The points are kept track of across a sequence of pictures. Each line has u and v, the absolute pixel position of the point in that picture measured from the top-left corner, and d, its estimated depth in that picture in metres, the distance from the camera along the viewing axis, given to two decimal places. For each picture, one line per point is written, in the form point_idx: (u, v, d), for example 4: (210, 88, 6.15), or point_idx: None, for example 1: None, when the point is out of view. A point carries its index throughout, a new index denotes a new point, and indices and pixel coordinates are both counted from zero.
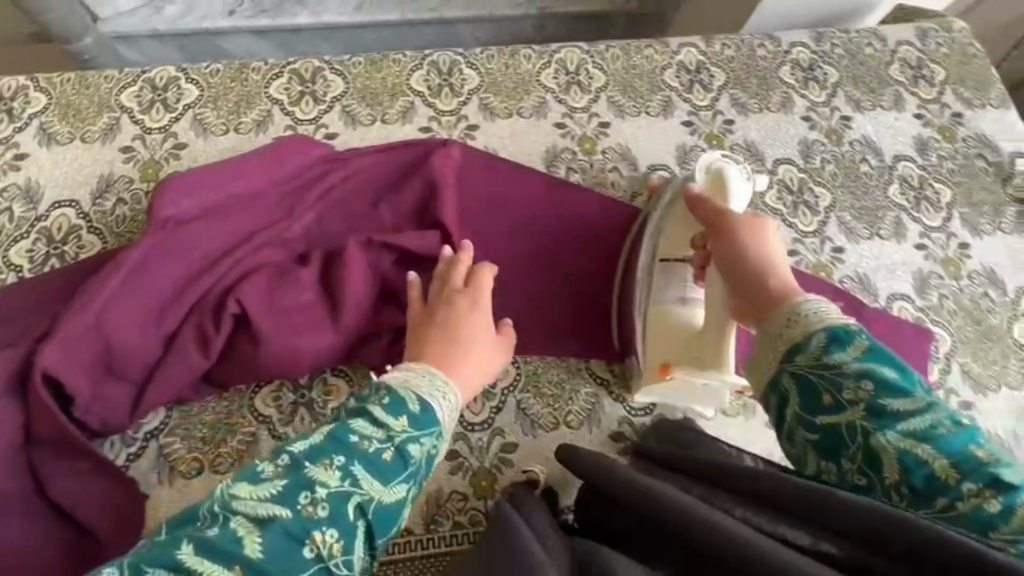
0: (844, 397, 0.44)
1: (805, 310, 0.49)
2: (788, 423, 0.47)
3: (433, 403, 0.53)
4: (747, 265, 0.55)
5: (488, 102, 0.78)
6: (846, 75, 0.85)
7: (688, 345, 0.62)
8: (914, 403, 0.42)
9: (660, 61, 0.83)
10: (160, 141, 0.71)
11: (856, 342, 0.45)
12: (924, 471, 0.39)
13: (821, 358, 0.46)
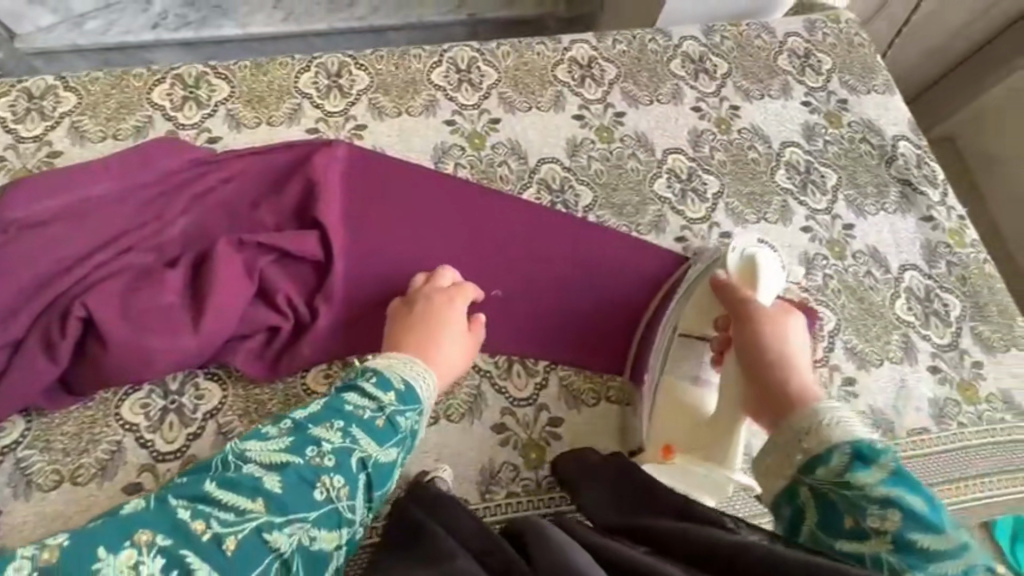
0: (867, 523, 0.45)
1: (826, 419, 0.49)
2: (805, 536, 0.48)
3: (417, 381, 0.58)
4: (767, 364, 0.56)
5: (378, 102, 0.78)
6: (734, 66, 0.88)
7: (693, 431, 0.63)
8: (944, 541, 0.43)
9: (552, 57, 0.84)
10: (33, 149, 0.70)
11: (882, 461, 0.46)
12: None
13: (843, 476, 0.47)
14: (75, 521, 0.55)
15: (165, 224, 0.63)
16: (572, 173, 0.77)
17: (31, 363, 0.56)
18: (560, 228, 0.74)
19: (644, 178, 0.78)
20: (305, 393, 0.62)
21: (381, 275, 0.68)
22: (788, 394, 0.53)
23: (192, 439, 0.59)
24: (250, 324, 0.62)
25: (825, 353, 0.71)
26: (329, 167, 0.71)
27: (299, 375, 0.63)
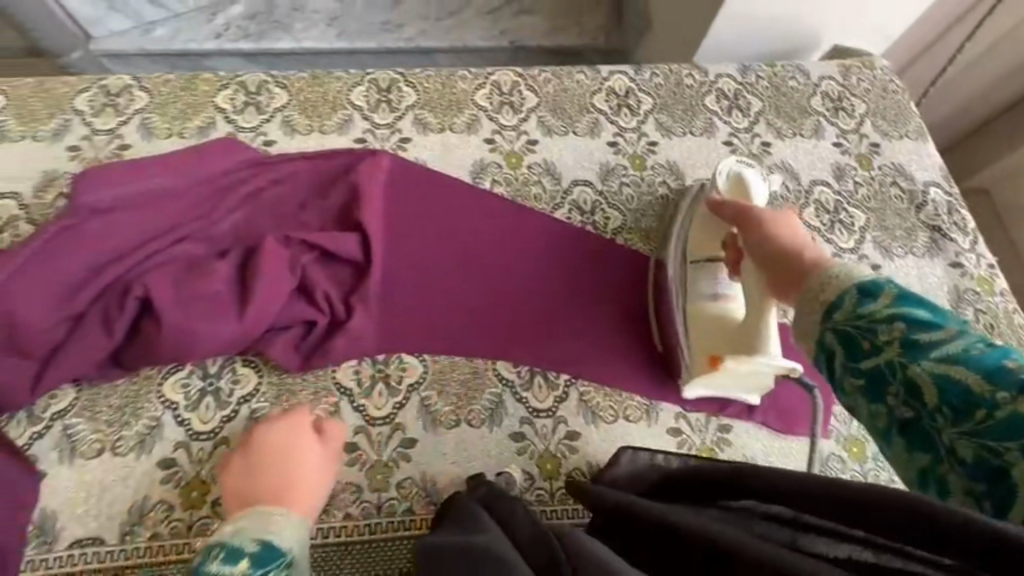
0: (880, 339, 0.38)
1: (834, 272, 0.44)
2: (829, 372, 0.41)
3: (273, 539, 0.46)
4: (775, 249, 0.54)
5: (423, 118, 0.82)
6: (768, 105, 0.90)
7: (727, 335, 0.67)
8: (944, 333, 0.36)
9: (591, 86, 0.88)
10: (106, 141, 0.75)
11: (885, 290, 0.40)
12: (960, 388, 0.34)
13: (854, 311, 0.40)
14: (112, 488, 0.58)
15: (219, 219, 0.67)
16: (603, 197, 0.80)
17: (90, 337, 0.60)
18: (587, 250, 0.76)
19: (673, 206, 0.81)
20: (335, 387, 0.65)
21: (415, 281, 0.71)
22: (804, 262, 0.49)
23: (225, 422, 0.62)
24: (289, 319, 0.65)
25: None
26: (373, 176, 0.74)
27: (330, 370, 0.65)
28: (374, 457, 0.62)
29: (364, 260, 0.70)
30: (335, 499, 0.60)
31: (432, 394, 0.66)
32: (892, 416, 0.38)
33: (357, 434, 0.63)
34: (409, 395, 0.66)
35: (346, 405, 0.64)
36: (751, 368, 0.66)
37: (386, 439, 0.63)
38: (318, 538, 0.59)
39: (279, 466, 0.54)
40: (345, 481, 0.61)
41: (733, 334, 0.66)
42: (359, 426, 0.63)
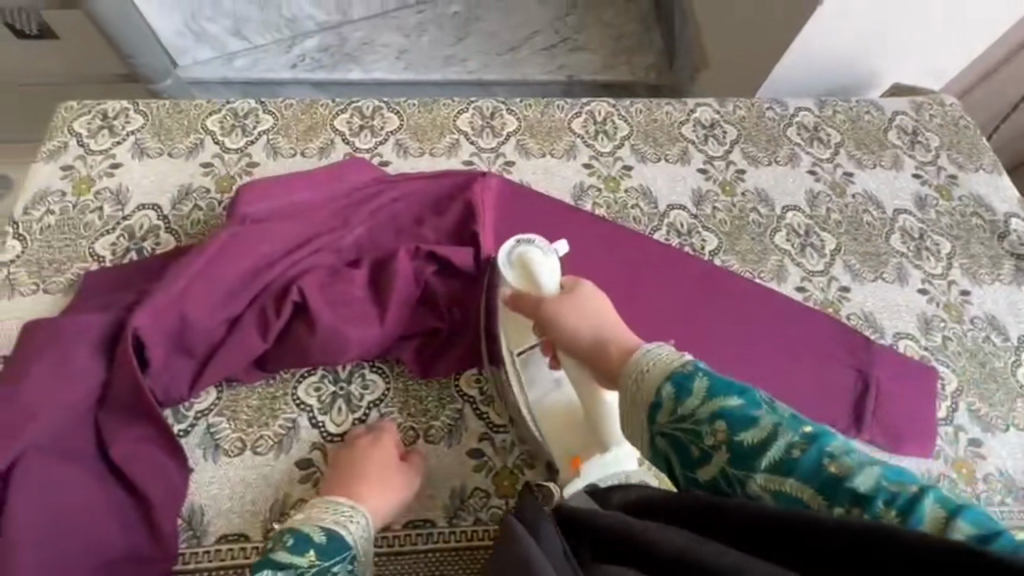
0: (708, 443, 0.44)
1: (646, 361, 0.49)
2: (676, 475, 0.46)
3: (337, 533, 0.54)
4: (593, 342, 0.56)
5: (524, 143, 0.87)
6: (848, 138, 0.94)
7: (577, 429, 0.63)
8: (760, 432, 0.42)
9: (678, 117, 0.93)
10: (236, 160, 0.81)
11: (696, 385, 0.46)
12: (797, 501, 0.40)
13: (675, 410, 0.46)
14: (254, 487, 0.60)
15: (353, 231, 0.72)
16: (698, 220, 0.84)
17: (243, 339, 0.63)
18: (689, 266, 0.78)
19: (765, 230, 0.84)
20: (459, 394, 0.67)
21: None
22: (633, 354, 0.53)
23: (358, 424, 0.64)
24: (417, 327, 0.68)
25: (947, 412, 0.73)
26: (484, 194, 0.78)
27: (453, 377, 0.68)
28: (500, 462, 0.64)
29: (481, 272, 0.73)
30: (466, 502, 0.62)
31: None
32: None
33: (482, 441, 0.65)
34: (529, 405, 0.68)
35: (470, 411, 0.67)
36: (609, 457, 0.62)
37: (510, 446, 0.65)
38: (451, 541, 0.61)
39: (353, 480, 0.59)
40: (473, 486, 0.63)
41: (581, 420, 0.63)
42: (483, 433, 0.66)
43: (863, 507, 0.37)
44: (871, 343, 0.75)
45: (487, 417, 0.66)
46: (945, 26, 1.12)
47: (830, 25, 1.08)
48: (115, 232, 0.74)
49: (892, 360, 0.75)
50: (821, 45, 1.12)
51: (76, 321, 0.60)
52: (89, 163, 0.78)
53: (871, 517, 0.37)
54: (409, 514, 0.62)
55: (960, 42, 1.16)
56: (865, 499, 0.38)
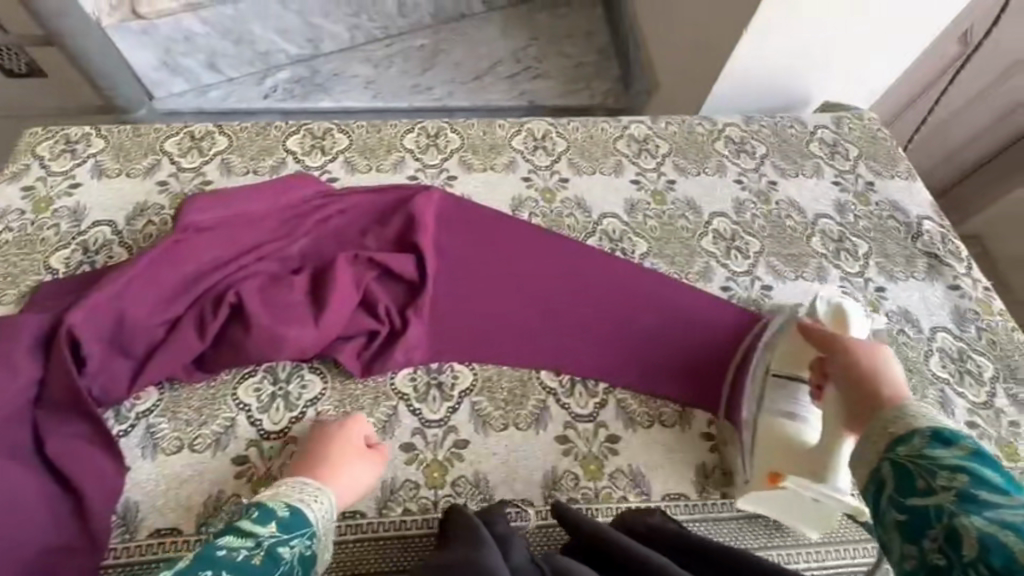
0: (937, 482, 0.41)
1: (911, 411, 0.48)
2: (880, 504, 0.44)
3: (303, 508, 0.56)
4: (862, 382, 0.54)
5: (467, 159, 0.93)
6: (772, 150, 1.01)
7: (794, 453, 0.65)
8: (1012, 500, 0.38)
9: (613, 133, 0.99)
10: (191, 178, 0.86)
11: (964, 442, 0.43)
12: (1004, 553, 0.35)
13: (922, 451, 0.44)
14: (190, 482, 0.62)
15: (296, 241, 0.76)
16: (629, 227, 0.89)
17: (181, 340, 0.66)
18: (619, 270, 0.84)
19: (693, 235, 0.89)
20: (393, 391, 0.70)
21: (464, 301, 0.79)
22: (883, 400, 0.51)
23: (294, 422, 0.67)
24: (354, 327, 0.71)
25: None
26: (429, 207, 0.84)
27: (389, 376, 0.71)
28: (431, 455, 0.67)
29: (421, 277, 0.77)
30: (395, 494, 0.64)
31: (482, 398, 0.71)
32: (925, 562, 0.39)
33: (414, 435, 0.68)
34: (462, 401, 0.71)
35: (404, 407, 0.70)
36: (812, 497, 0.64)
37: (441, 439, 0.68)
38: (380, 530, 0.63)
39: (315, 462, 0.61)
40: (404, 478, 0.65)
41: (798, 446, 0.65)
42: (416, 428, 0.68)
43: None
44: None
45: (420, 412, 0.69)
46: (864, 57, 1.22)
47: (756, 52, 1.17)
48: (70, 246, 0.78)
49: None
50: (750, 70, 1.22)
51: (18, 326, 0.64)
52: (51, 183, 0.83)
53: None
54: None
55: (878, 71, 1.26)
56: None
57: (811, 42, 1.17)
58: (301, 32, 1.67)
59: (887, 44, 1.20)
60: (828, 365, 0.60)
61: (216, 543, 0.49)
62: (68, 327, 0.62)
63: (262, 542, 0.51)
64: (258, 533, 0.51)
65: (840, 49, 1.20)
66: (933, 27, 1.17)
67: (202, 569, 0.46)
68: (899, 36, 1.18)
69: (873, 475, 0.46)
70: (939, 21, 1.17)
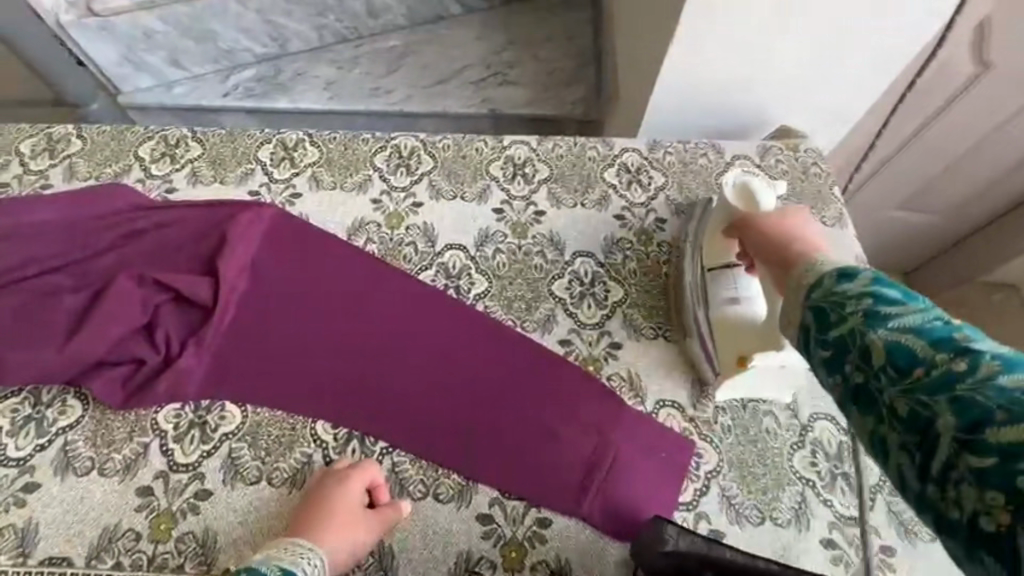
0: (845, 311, 0.39)
1: (818, 259, 0.46)
2: (802, 347, 0.42)
3: (291, 573, 0.53)
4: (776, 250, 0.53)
5: (319, 175, 0.87)
6: (672, 181, 0.88)
7: (750, 336, 0.66)
8: (906, 307, 0.37)
9: (489, 153, 0.89)
10: (34, 182, 0.85)
11: (861, 275, 0.41)
12: (908, 353, 0.35)
13: (833, 290, 0.41)
14: None
15: (96, 255, 0.73)
16: (473, 262, 0.79)
17: None
18: (442, 310, 0.75)
19: (545, 276, 0.78)
20: (151, 427, 0.65)
21: (260, 327, 0.73)
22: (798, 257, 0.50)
23: (37, 450, 0.64)
24: (121, 352, 0.67)
25: (693, 496, 0.64)
26: (250, 225, 0.78)
27: (151, 411, 0.66)
28: (164, 504, 0.61)
29: (214, 301, 0.72)
30: (112, 543, 0.59)
31: (242, 446, 0.65)
32: (848, 384, 0.38)
33: (156, 479, 0.63)
34: (221, 445, 0.65)
35: (157, 446, 0.64)
36: (769, 363, 0.66)
37: (182, 487, 0.62)
38: None
39: (319, 522, 0.59)
40: (128, 526, 0.60)
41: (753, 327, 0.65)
42: (160, 471, 0.63)
43: (976, 364, 0.32)
44: (619, 406, 0.68)
45: (171, 454, 0.64)
46: (841, 63, 0.98)
47: (693, 58, 0.97)
48: None
49: (638, 426, 0.67)
50: (691, 80, 1.02)
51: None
52: None
53: (977, 371, 0.32)
54: (51, 550, 0.59)
55: (863, 81, 1.02)
56: (984, 363, 0.32)
57: (763, 48, 0.95)
58: (264, 31, 1.66)
59: (869, 44, 0.95)
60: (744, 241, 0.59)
61: None
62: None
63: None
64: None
65: (806, 53, 0.96)
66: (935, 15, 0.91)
67: None
68: (884, 34, 0.93)
69: (795, 317, 0.44)
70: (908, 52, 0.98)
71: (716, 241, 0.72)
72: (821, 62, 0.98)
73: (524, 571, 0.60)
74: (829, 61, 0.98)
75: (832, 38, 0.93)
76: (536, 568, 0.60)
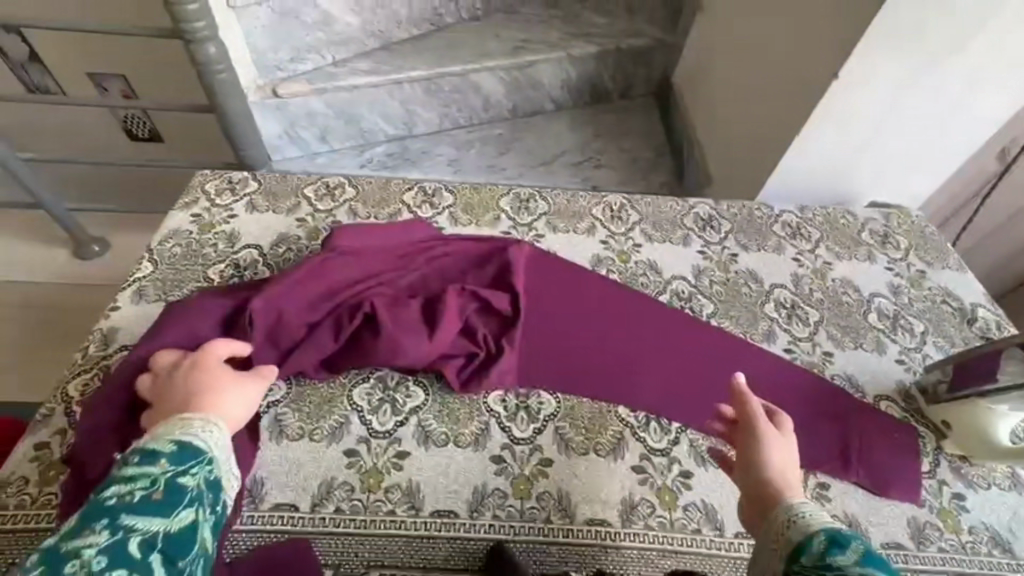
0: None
1: (798, 514, 0.56)
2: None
3: (189, 439, 0.57)
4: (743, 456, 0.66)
5: (553, 222, 1.07)
6: (826, 235, 1.11)
7: (981, 441, 0.78)
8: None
9: (681, 210, 1.11)
10: (324, 219, 1.02)
11: (852, 545, 0.49)
12: None
13: (824, 558, 0.49)
14: (309, 466, 0.73)
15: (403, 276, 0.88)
16: (697, 289, 0.99)
17: (320, 340, 0.79)
18: (691, 325, 0.92)
19: (755, 301, 0.98)
20: (486, 409, 0.80)
21: (547, 337, 0.87)
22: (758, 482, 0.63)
23: (399, 425, 0.77)
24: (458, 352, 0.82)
25: (930, 467, 0.79)
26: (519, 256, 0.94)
27: (482, 396, 0.81)
28: (518, 469, 0.75)
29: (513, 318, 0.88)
30: (486, 499, 0.73)
31: (565, 424, 0.80)
32: None
33: (504, 449, 0.77)
34: (546, 423, 0.80)
35: (495, 423, 0.79)
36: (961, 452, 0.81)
37: (528, 455, 0.76)
38: (472, 530, 0.71)
39: (192, 402, 0.62)
40: (494, 486, 0.74)
41: (980, 434, 0.78)
42: (506, 443, 0.77)
43: None
44: (849, 399, 0.85)
45: (511, 431, 0.78)
46: (925, 151, 1.30)
47: (816, 144, 1.27)
48: (226, 262, 0.94)
49: (868, 413, 0.84)
50: (808, 162, 1.32)
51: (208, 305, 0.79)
52: (212, 215, 1.01)
53: None
54: (436, 504, 0.72)
55: (937, 166, 1.34)
56: None
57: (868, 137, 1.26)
58: (399, 117, 1.94)
59: (950, 136, 1.27)
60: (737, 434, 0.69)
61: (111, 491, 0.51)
62: (249, 312, 0.76)
63: (158, 479, 0.53)
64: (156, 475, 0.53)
65: (897, 145, 1.28)
66: (1001, 115, 1.22)
67: (99, 519, 0.49)
68: (960, 129, 1.25)
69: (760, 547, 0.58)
70: (967, 148, 1.30)
71: None
72: (910, 146, 1.29)
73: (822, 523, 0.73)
74: (917, 147, 1.29)
75: (919, 131, 1.25)
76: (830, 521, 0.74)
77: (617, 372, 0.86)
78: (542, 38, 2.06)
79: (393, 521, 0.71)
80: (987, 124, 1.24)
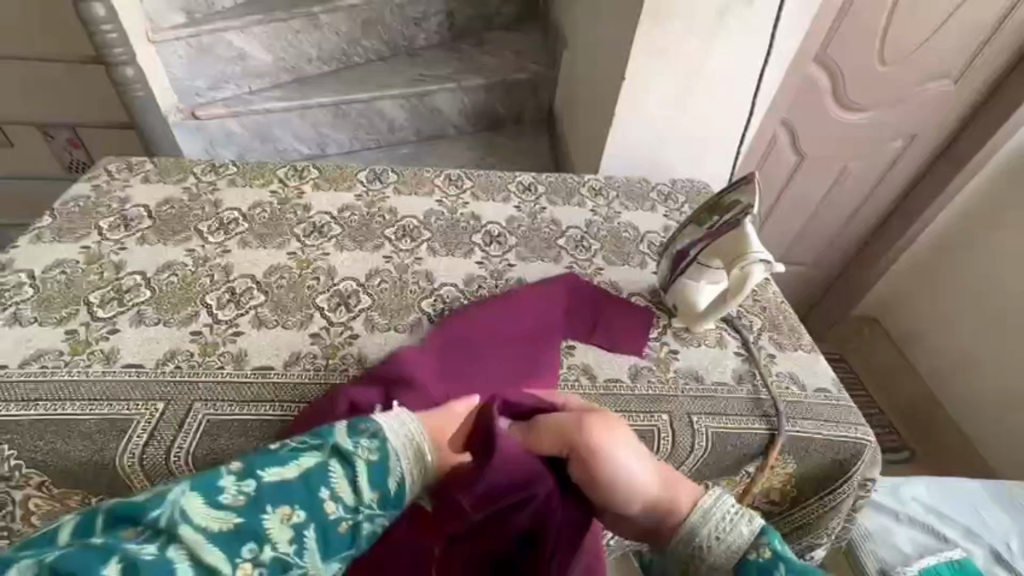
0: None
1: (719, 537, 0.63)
2: None
3: (406, 481, 0.65)
4: (619, 488, 0.66)
5: (398, 186, 1.30)
6: (622, 194, 1.40)
7: (687, 311, 1.03)
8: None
9: (506, 179, 1.37)
10: (207, 188, 1.22)
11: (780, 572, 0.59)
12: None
13: None
14: (158, 342, 0.91)
15: None
16: (507, 229, 1.24)
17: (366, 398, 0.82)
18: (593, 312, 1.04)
19: (553, 236, 1.25)
20: (312, 305, 1.01)
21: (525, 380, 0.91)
22: (653, 508, 0.67)
23: (240, 316, 0.97)
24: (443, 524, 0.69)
25: (657, 334, 1.04)
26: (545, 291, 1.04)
27: (308, 308, 1.00)
28: (329, 341, 0.95)
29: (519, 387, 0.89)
30: (299, 360, 0.92)
31: (375, 313, 1.01)
32: None
33: (321, 330, 0.97)
34: (359, 315, 1.01)
35: (318, 315, 0.99)
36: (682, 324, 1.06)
37: (341, 334, 0.97)
38: (283, 378, 0.89)
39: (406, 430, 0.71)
40: (307, 352, 0.93)
41: (689, 304, 1.03)
42: (324, 326, 0.98)
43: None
44: (607, 294, 1.08)
45: (330, 319, 0.99)
46: (715, 142, 1.60)
47: (624, 140, 1.58)
48: (117, 216, 1.13)
49: (621, 304, 1.07)
50: (630, 150, 1.61)
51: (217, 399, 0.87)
52: (110, 185, 1.20)
53: None
54: (258, 364, 0.91)
55: (729, 156, 1.65)
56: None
57: (667, 129, 1.56)
58: (311, 138, 2.22)
59: (731, 125, 1.58)
60: (583, 476, 0.66)
61: (327, 475, 0.61)
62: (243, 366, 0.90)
63: (349, 504, 0.61)
64: (361, 496, 0.62)
65: (692, 140, 1.59)
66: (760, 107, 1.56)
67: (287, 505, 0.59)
68: (735, 121, 1.56)
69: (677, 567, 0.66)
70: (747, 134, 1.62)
71: (718, 251, 0.95)
72: (703, 138, 1.59)
73: (563, 368, 0.97)
74: (710, 137, 1.59)
75: (706, 121, 1.55)
76: (570, 367, 0.98)
77: (432, 287, 1.09)
78: (440, 72, 2.36)
79: (221, 373, 0.88)
80: (755, 115, 1.57)
